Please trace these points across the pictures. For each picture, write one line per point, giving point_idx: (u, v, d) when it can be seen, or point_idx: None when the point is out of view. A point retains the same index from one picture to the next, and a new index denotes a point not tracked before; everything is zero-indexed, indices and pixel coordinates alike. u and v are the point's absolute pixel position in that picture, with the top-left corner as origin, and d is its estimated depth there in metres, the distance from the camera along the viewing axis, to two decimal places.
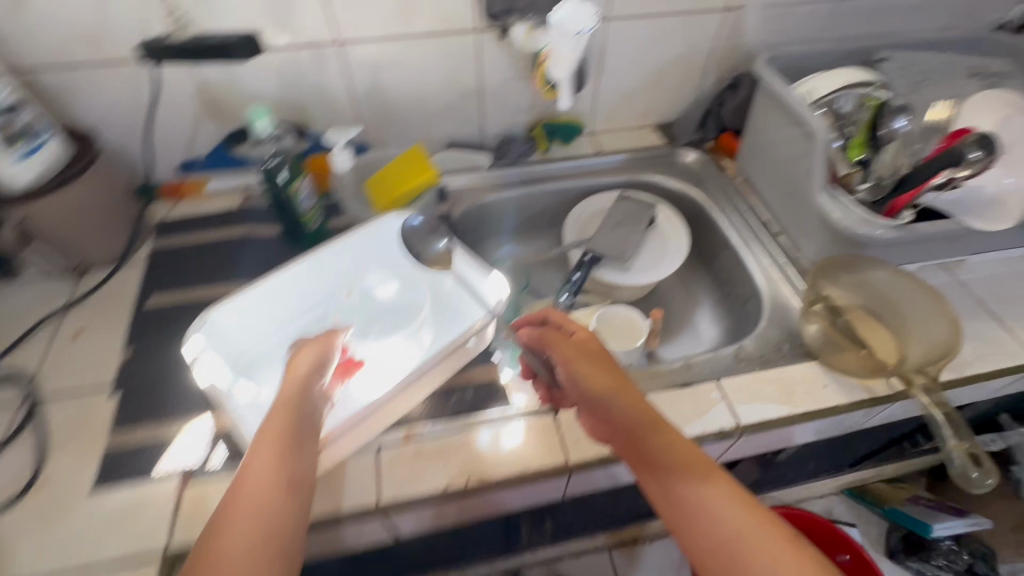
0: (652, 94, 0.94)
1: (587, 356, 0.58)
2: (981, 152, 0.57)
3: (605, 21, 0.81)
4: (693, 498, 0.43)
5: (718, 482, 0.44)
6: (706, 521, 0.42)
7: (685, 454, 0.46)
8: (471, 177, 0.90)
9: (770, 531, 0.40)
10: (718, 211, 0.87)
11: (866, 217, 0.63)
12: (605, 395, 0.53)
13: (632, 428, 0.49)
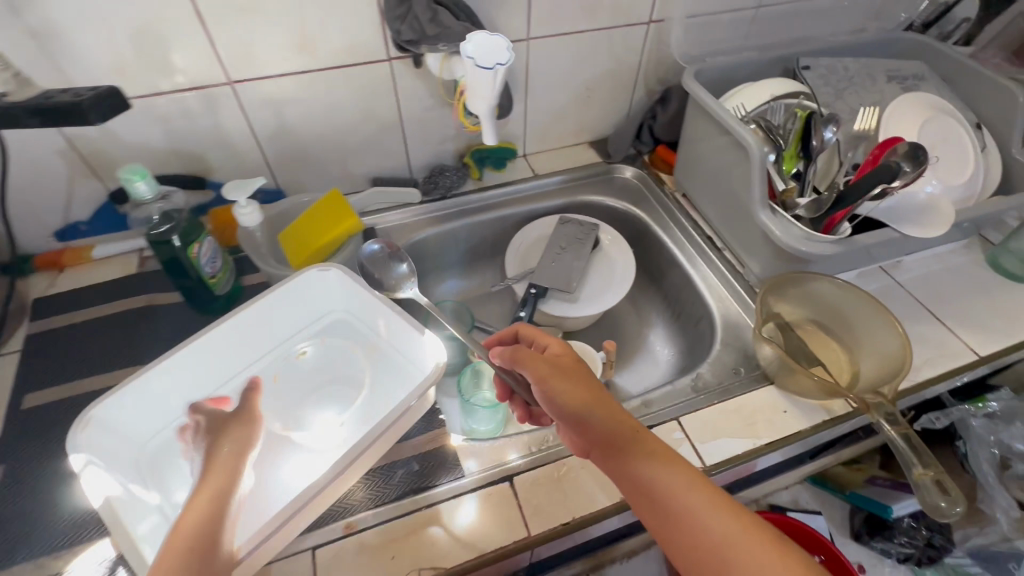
0: (583, 112, 0.91)
1: (564, 373, 0.50)
2: (909, 166, 0.57)
3: (526, 42, 0.77)
4: (674, 511, 0.42)
5: (694, 490, 0.43)
6: (689, 535, 0.41)
7: (661, 465, 0.44)
8: (401, 213, 0.84)
9: (752, 538, 0.40)
10: (660, 229, 0.85)
11: (807, 234, 0.62)
12: (582, 412, 0.47)
13: (614, 439, 0.46)
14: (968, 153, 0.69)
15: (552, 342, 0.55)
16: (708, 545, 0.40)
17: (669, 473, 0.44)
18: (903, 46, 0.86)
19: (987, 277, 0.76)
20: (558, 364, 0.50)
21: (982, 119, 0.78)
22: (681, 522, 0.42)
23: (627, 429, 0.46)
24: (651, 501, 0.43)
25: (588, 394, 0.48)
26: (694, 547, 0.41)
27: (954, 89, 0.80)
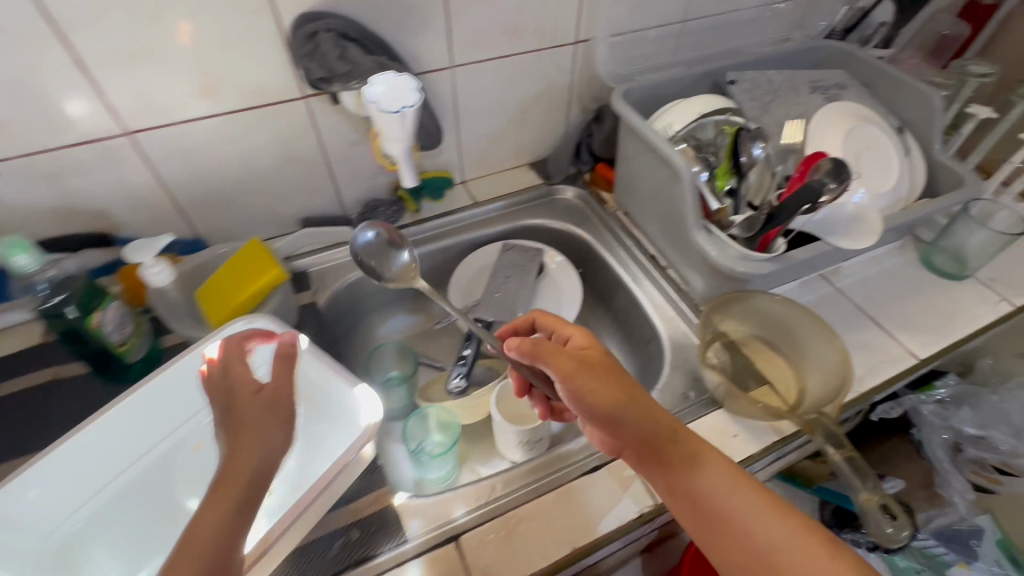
0: (519, 135, 0.89)
1: (593, 370, 0.50)
2: (830, 179, 0.57)
3: (450, 69, 0.74)
4: (718, 503, 0.47)
5: (741, 490, 0.47)
6: (736, 529, 0.46)
7: (711, 466, 0.48)
8: (335, 253, 0.80)
9: (803, 535, 0.44)
10: (605, 249, 0.84)
11: (742, 253, 0.61)
12: (622, 410, 0.48)
13: (654, 439, 0.49)
14: (892, 159, 0.70)
15: (576, 335, 0.56)
16: (748, 532, 0.45)
17: (717, 472, 0.48)
18: (824, 53, 0.87)
19: (922, 276, 0.77)
20: (582, 360, 0.50)
21: (904, 122, 0.80)
22: (724, 513, 0.46)
23: (668, 425, 0.49)
24: (696, 495, 0.47)
25: (625, 391, 0.50)
26: (730, 533, 0.46)
27: (876, 94, 0.82)
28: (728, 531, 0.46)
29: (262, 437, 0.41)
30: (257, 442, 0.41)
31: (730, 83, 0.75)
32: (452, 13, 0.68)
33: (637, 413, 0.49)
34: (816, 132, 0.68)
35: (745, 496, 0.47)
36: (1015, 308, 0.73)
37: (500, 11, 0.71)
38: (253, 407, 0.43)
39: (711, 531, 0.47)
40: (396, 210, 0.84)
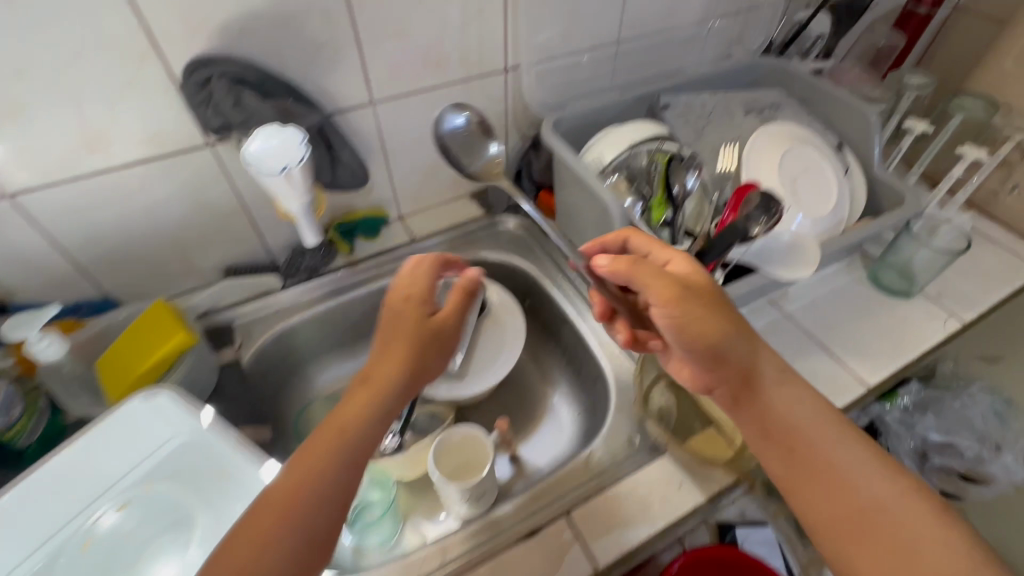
0: (457, 166, 0.86)
1: (695, 298, 0.48)
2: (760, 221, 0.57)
3: (371, 105, 0.70)
4: (841, 471, 0.45)
5: (900, 493, 0.43)
6: (834, 478, 0.45)
7: (838, 435, 0.47)
8: (264, 303, 0.76)
9: (914, 501, 0.43)
10: (549, 282, 0.81)
11: None
12: (727, 346, 0.48)
13: (749, 372, 0.49)
14: (828, 180, 0.69)
15: (678, 263, 0.52)
16: (882, 521, 0.42)
17: (853, 446, 0.46)
18: (762, 69, 0.86)
19: (870, 294, 0.76)
20: (685, 287, 0.49)
21: (843, 138, 0.78)
22: (845, 489, 0.45)
23: (781, 372, 0.50)
24: (785, 432, 0.48)
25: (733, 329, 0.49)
26: (847, 509, 0.44)
27: (814, 110, 0.81)
28: (848, 511, 0.44)
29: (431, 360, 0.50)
30: (420, 356, 0.48)
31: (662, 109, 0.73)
32: (364, 49, 0.65)
33: (740, 339, 0.48)
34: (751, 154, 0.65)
35: (905, 510, 0.42)
36: (963, 323, 0.72)
37: (418, 44, 0.67)
38: (409, 338, 0.48)
39: (817, 504, 0.45)
40: (326, 249, 0.79)
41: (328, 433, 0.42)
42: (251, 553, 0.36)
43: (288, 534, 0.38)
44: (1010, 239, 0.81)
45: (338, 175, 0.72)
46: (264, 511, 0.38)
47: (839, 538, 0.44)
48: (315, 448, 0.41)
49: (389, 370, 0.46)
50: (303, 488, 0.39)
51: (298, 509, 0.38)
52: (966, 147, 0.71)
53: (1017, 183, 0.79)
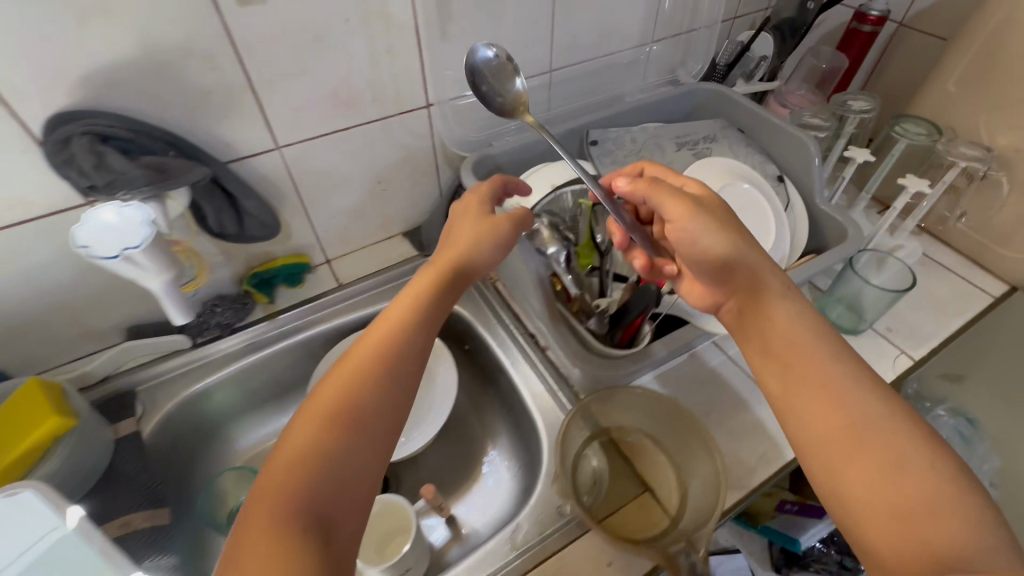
0: (385, 205, 0.80)
1: (706, 210, 0.52)
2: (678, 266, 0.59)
3: (277, 150, 0.65)
4: (829, 387, 0.44)
5: (890, 418, 0.41)
6: (828, 390, 0.44)
7: (839, 354, 0.46)
8: (169, 365, 0.70)
9: (909, 426, 0.41)
10: (483, 326, 0.76)
11: (605, 351, 0.55)
12: (730, 258, 0.50)
13: (754, 282, 0.50)
14: (768, 218, 0.65)
15: (693, 189, 0.56)
16: (876, 441, 0.40)
17: (842, 365, 0.45)
18: (701, 96, 0.83)
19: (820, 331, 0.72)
20: (702, 204, 0.52)
21: (785, 168, 0.75)
22: (832, 399, 0.43)
23: (780, 284, 0.50)
24: (783, 341, 0.48)
25: (738, 240, 0.51)
26: (843, 427, 0.42)
27: (756, 139, 0.77)
28: (838, 426, 0.42)
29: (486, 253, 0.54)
30: (473, 248, 0.53)
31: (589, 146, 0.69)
32: (260, 93, 0.59)
33: (747, 250, 0.50)
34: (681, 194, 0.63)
35: (898, 427, 0.41)
36: (915, 361, 0.69)
37: (323, 84, 0.62)
38: (469, 236, 0.54)
39: (807, 419, 0.44)
40: (242, 302, 0.73)
41: (407, 301, 0.49)
42: (338, 397, 0.42)
43: (369, 388, 0.43)
44: (961, 266, 0.79)
45: (246, 225, 0.67)
46: (349, 366, 0.44)
47: (826, 464, 0.42)
48: (399, 313, 0.48)
49: (461, 253, 0.53)
50: (388, 347, 0.45)
51: (380, 365, 0.44)
52: (909, 177, 0.69)
53: (965, 210, 0.76)
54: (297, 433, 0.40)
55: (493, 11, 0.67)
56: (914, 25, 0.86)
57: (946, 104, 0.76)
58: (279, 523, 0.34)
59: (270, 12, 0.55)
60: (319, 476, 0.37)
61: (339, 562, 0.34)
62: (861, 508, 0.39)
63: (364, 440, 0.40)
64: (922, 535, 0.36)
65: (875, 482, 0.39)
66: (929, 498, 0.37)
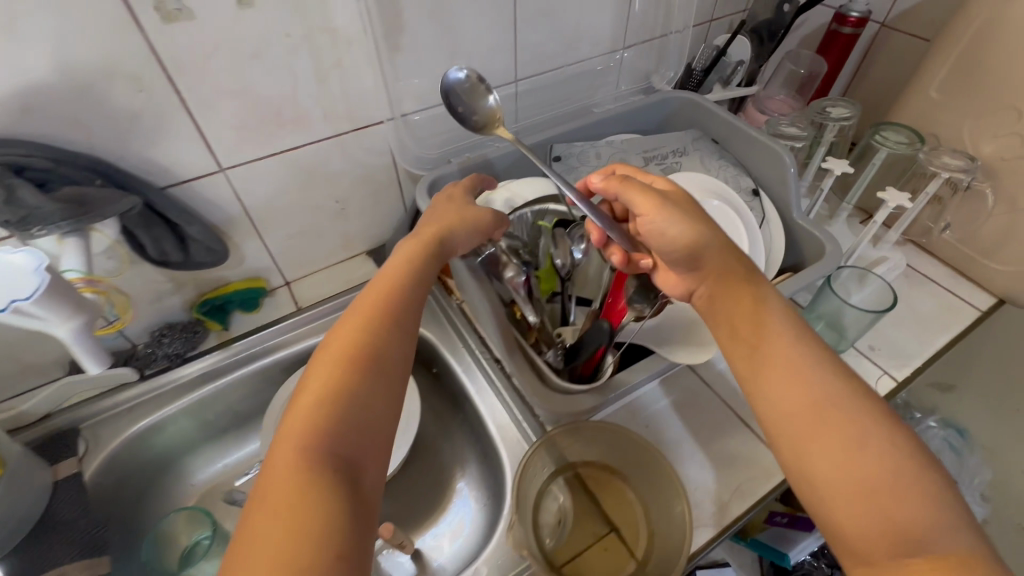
0: (345, 223, 0.77)
1: (676, 206, 0.50)
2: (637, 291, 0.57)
3: (221, 172, 0.61)
4: (795, 365, 0.43)
5: (852, 394, 0.41)
6: (793, 369, 0.43)
7: (802, 336, 0.45)
8: (114, 400, 0.66)
9: (868, 403, 0.41)
10: (449, 350, 0.73)
11: (567, 391, 0.51)
12: (701, 248, 0.49)
13: (725, 270, 0.49)
14: (742, 237, 0.62)
15: (661, 183, 0.55)
16: (838, 420, 0.40)
17: (805, 343, 0.45)
18: (675, 104, 0.80)
19: None
20: (673, 198, 0.51)
21: (761, 179, 0.72)
22: (801, 376, 0.43)
23: (743, 271, 0.49)
24: (750, 323, 0.47)
25: (703, 229, 0.50)
26: (809, 406, 0.41)
27: (730, 149, 0.74)
28: (804, 402, 0.42)
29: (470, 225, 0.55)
30: (455, 221, 0.54)
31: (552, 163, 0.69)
32: (197, 113, 0.56)
33: (716, 241, 0.49)
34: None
35: (860, 404, 0.41)
36: (898, 382, 0.65)
37: (266, 102, 0.59)
38: (450, 212, 0.55)
39: (772, 396, 0.43)
40: (193, 330, 0.70)
41: (404, 261, 0.51)
42: (347, 349, 0.44)
43: (376, 342, 0.45)
44: (947, 278, 0.75)
45: (191, 251, 0.63)
46: (341, 341, 0.45)
47: (793, 440, 0.41)
48: (397, 271, 0.50)
49: (451, 223, 0.54)
50: (388, 304, 0.48)
51: (383, 320, 0.47)
52: (889, 190, 0.66)
53: (951, 220, 0.74)
54: (314, 382, 0.42)
55: (449, 21, 0.63)
56: (897, 26, 0.82)
57: (928, 110, 0.72)
58: (308, 460, 0.37)
59: (199, 29, 0.51)
60: (339, 420, 0.40)
61: (363, 494, 0.38)
62: (826, 485, 0.39)
63: (376, 386, 0.43)
64: (884, 511, 0.36)
65: (839, 459, 0.39)
66: (890, 472, 0.37)
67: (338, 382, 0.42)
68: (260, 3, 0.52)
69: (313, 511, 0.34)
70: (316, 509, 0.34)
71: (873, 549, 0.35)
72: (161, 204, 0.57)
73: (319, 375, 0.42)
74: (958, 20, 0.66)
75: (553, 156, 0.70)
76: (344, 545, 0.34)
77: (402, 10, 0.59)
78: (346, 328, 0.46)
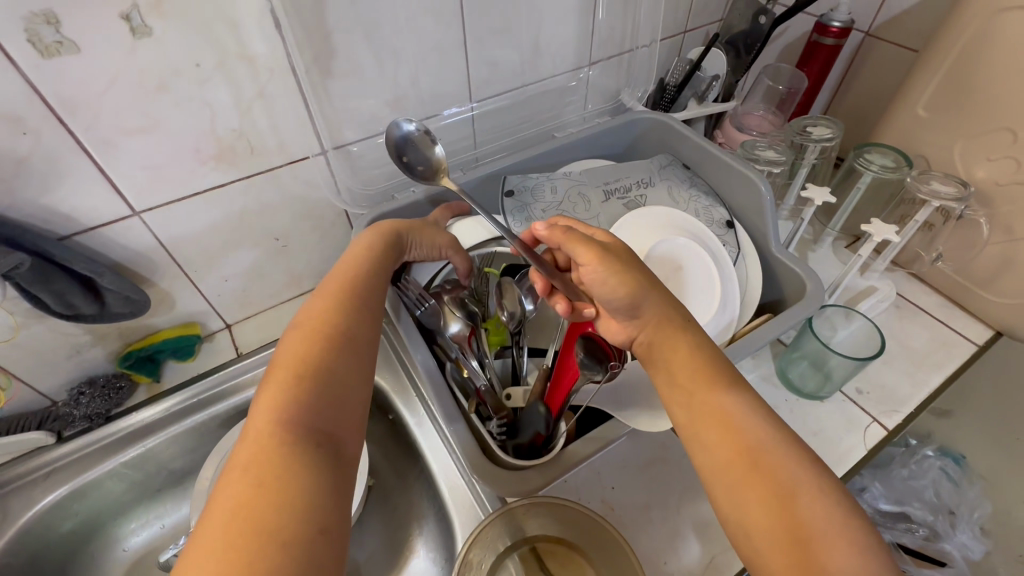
0: (288, 260, 0.71)
1: (617, 257, 0.47)
2: (588, 354, 0.50)
3: (136, 217, 0.55)
4: (728, 410, 0.39)
5: (781, 436, 0.38)
6: (726, 413, 0.39)
7: (732, 379, 0.41)
8: (28, 466, 0.60)
9: (796, 448, 0.37)
10: (404, 399, 0.68)
11: (514, 475, 0.46)
12: (641, 295, 0.44)
13: (664, 321, 0.44)
14: (712, 273, 0.60)
15: (595, 233, 0.51)
16: (769, 467, 0.36)
17: (738, 387, 0.41)
18: (644, 124, 0.76)
19: (781, 395, 0.63)
20: (608, 248, 0.47)
21: (737, 208, 0.67)
22: (735, 418, 0.39)
23: (682, 318, 0.45)
24: (687, 365, 0.42)
25: (642, 277, 0.46)
26: (743, 453, 0.37)
27: (703, 175, 0.70)
28: (738, 446, 0.38)
29: (436, 235, 0.56)
30: (421, 229, 0.55)
31: (505, 196, 0.65)
32: (99, 156, 0.49)
33: (652, 291, 0.45)
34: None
35: (796, 452, 0.37)
36: (889, 431, 0.59)
37: (181, 140, 0.53)
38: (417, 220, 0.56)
39: (706, 443, 0.39)
40: (115, 386, 0.63)
41: (366, 249, 0.49)
42: (318, 326, 0.41)
43: (350, 320, 0.43)
44: (939, 308, 0.70)
45: (106, 302, 0.57)
46: (313, 314, 0.42)
47: (728, 486, 0.37)
48: (359, 257, 0.49)
49: (409, 225, 0.55)
50: (360, 287, 0.46)
51: (353, 299, 0.44)
52: (873, 222, 0.61)
53: (942, 251, 0.68)
54: (285, 359, 0.39)
55: (388, 43, 0.57)
56: (881, 35, 0.77)
57: (915, 129, 0.67)
58: (287, 434, 0.34)
59: (91, 63, 0.44)
60: (316, 394, 0.37)
61: (345, 468, 0.35)
62: (760, 536, 0.34)
63: (352, 362, 0.41)
64: (819, 567, 0.32)
65: (772, 509, 0.35)
66: (827, 526, 0.33)
67: (317, 351, 0.39)
68: (161, 31, 0.46)
69: (293, 485, 0.32)
70: (300, 481, 0.32)
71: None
72: (61, 256, 0.50)
73: (295, 344, 0.40)
74: (947, 32, 0.60)
75: (506, 190, 0.65)
76: (329, 518, 0.32)
77: (331, 33, 0.52)
78: (319, 302, 0.43)
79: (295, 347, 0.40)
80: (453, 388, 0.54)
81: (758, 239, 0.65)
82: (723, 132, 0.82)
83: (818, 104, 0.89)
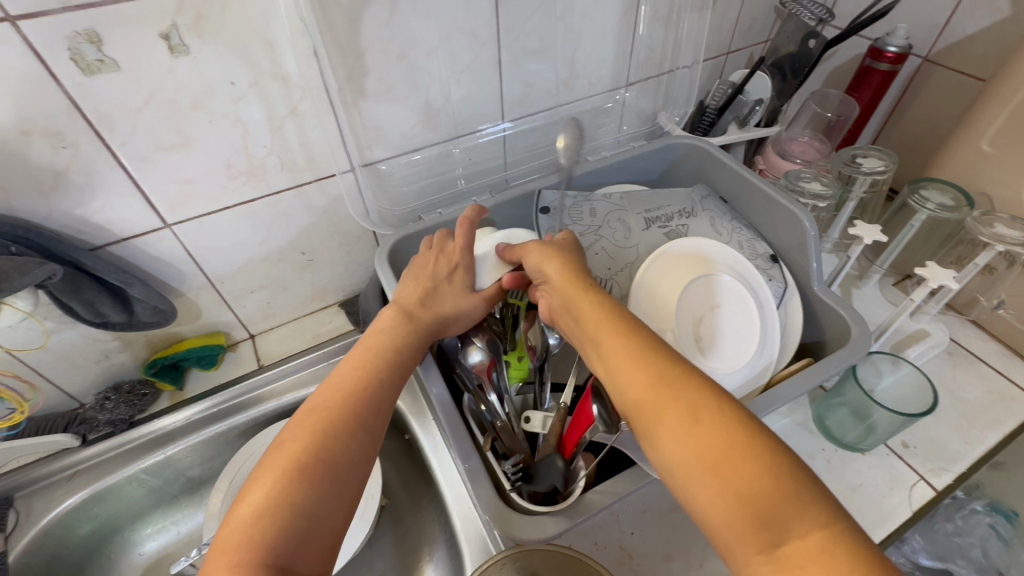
0: (313, 273, 0.71)
1: (541, 259, 0.50)
2: (602, 406, 0.45)
3: (168, 229, 0.56)
4: (636, 351, 0.39)
5: (681, 370, 0.37)
6: (632, 355, 0.39)
7: (636, 325, 0.41)
8: (53, 467, 0.61)
9: (699, 378, 0.36)
10: (420, 422, 0.67)
11: (529, 520, 0.43)
12: (556, 280, 0.48)
13: (571, 295, 0.46)
14: (750, 309, 0.58)
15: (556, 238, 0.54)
16: (673, 397, 0.35)
17: (645, 332, 0.41)
18: (680, 150, 0.74)
19: (817, 443, 0.59)
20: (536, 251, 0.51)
21: (777, 244, 0.64)
22: (642, 361, 0.38)
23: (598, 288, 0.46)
24: (597, 323, 0.42)
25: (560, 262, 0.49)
26: (651, 392, 0.36)
27: (740, 208, 0.68)
28: (646, 387, 0.37)
29: (465, 317, 0.53)
30: (450, 313, 0.52)
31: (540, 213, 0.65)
32: (134, 169, 0.50)
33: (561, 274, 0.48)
34: (643, 285, 0.57)
35: (702, 381, 0.36)
36: (938, 491, 0.55)
37: (213, 156, 0.53)
38: (444, 302, 0.52)
39: (621, 386, 0.38)
40: (139, 393, 0.64)
41: (388, 351, 0.46)
42: (296, 451, 0.38)
43: (340, 432, 0.40)
44: (998, 357, 0.65)
45: (134, 311, 0.58)
46: (304, 424, 0.39)
47: (647, 429, 0.36)
48: (373, 360, 0.45)
49: (448, 303, 0.52)
50: (360, 393, 0.42)
51: (344, 416, 0.40)
52: (929, 265, 0.57)
53: (1003, 298, 0.64)
54: (260, 480, 0.37)
55: (422, 62, 0.56)
56: (941, 61, 0.72)
57: (977, 166, 0.62)
58: None
59: (128, 80, 0.45)
60: (283, 530, 0.34)
61: None
62: (682, 471, 0.33)
63: (332, 485, 0.37)
64: (734, 487, 0.31)
65: (685, 437, 0.34)
66: (743, 453, 0.32)
67: (296, 468, 0.37)
68: (198, 50, 0.46)
69: None
70: None
71: (736, 536, 0.30)
72: (94, 266, 0.51)
73: (276, 459, 0.38)
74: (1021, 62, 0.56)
75: (541, 208, 0.65)
76: None
77: (366, 51, 0.52)
78: (315, 409, 0.41)
79: (274, 465, 0.37)
80: (470, 421, 0.54)
81: (799, 277, 0.62)
82: (764, 158, 0.79)
83: (868, 132, 0.85)
